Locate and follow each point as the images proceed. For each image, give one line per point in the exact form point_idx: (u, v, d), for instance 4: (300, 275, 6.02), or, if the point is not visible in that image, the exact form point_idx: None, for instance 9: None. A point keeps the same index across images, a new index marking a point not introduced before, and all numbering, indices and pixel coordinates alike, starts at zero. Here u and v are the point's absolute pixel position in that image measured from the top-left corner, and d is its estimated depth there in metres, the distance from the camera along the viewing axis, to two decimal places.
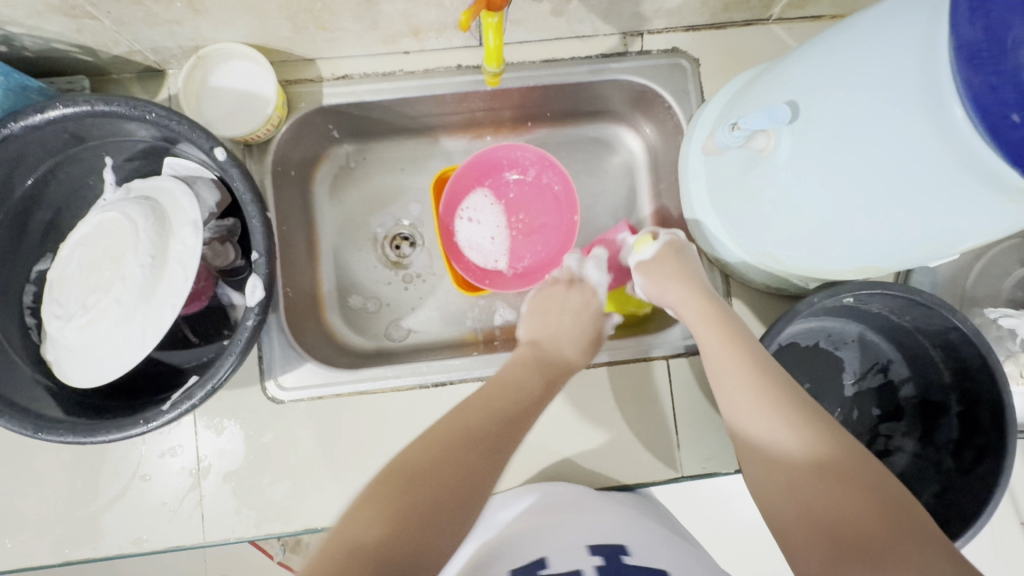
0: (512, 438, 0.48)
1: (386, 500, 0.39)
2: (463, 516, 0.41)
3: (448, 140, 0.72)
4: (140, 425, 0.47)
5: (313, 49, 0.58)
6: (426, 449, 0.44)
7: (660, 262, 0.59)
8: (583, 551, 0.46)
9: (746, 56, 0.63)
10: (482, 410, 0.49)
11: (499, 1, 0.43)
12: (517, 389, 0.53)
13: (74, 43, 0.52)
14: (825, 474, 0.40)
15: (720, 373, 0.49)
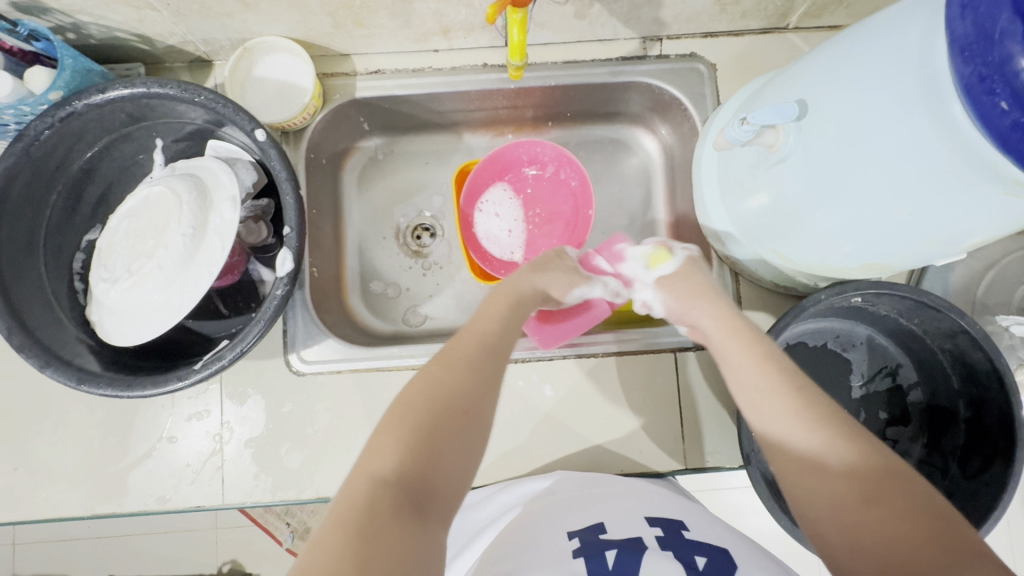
0: (503, 356, 0.48)
1: (404, 430, 0.40)
2: (467, 437, 0.42)
3: (471, 136, 0.75)
4: (173, 382, 0.50)
5: (349, 44, 0.62)
6: (433, 378, 0.44)
7: (680, 278, 0.57)
8: (642, 521, 0.48)
9: (761, 63, 0.65)
10: (471, 350, 0.47)
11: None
12: (491, 331, 0.49)
13: (134, 32, 0.57)
14: (847, 471, 0.40)
15: (743, 375, 0.48)
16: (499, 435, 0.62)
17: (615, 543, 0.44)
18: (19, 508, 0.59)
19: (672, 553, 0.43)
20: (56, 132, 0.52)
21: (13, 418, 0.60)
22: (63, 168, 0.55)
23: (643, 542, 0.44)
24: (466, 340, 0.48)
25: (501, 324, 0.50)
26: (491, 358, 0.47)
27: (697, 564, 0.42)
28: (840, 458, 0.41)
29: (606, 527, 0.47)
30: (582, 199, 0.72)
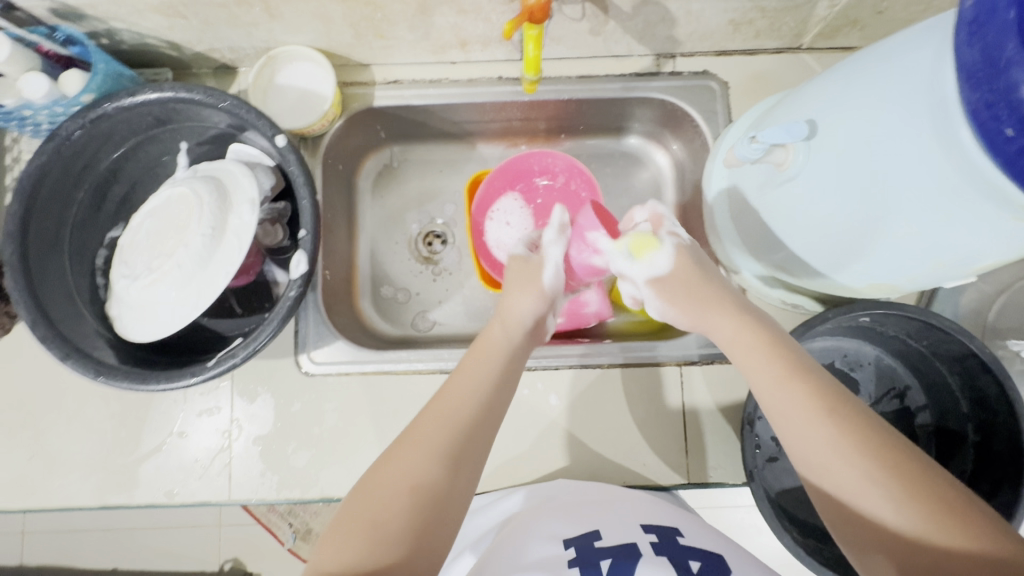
0: (477, 427, 0.46)
1: (387, 516, 0.39)
2: (454, 508, 0.42)
3: (485, 146, 0.77)
4: (187, 377, 0.51)
5: (370, 55, 0.64)
6: (398, 455, 0.43)
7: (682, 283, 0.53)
8: (637, 528, 0.48)
9: (773, 82, 0.66)
10: (442, 418, 0.45)
11: (539, 16, 0.47)
12: (470, 394, 0.47)
13: (164, 39, 0.59)
14: (902, 500, 0.38)
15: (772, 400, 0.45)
16: (503, 442, 0.62)
17: (610, 551, 0.45)
18: (31, 496, 0.60)
19: (667, 559, 0.43)
20: (86, 132, 0.54)
21: (31, 408, 0.62)
22: (91, 167, 0.57)
23: (637, 549, 0.45)
24: (457, 400, 0.47)
25: (478, 387, 0.48)
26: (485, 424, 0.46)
27: (691, 568, 0.43)
28: (890, 483, 0.39)
29: (602, 534, 0.47)
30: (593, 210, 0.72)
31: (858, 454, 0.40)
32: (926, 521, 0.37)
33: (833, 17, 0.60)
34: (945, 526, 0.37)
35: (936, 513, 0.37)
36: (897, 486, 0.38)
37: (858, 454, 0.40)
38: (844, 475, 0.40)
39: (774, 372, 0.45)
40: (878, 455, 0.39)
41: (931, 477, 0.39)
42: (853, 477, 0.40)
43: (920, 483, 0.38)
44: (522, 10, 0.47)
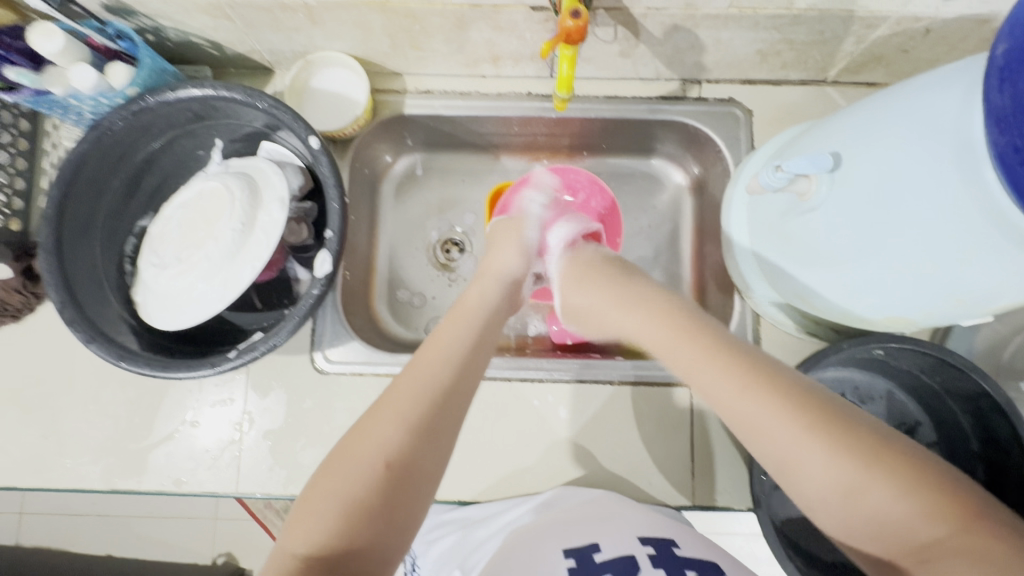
0: (449, 400, 0.44)
1: (358, 496, 0.38)
2: (425, 473, 0.41)
3: (508, 159, 0.78)
4: (207, 367, 0.52)
5: (403, 64, 0.66)
6: (362, 426, 0.42)
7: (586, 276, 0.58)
8: (635, 541, 0.48)
9: (798, 113, 0.67)
10: (405, 387, 0.44)
11: (576, 38, 0.48)
12: (441, 364, 0.46)
13: (207, 38, 0.61)
14: (842, 456, 0.37)
15: (701, 378, 0.44)
16: (511, 452, 0.63)
17: (609, 566, 0.44)
18: (42, 475, 0.61)
19: (665, 571, 0.43)
20: (126, 123, 0.56)
21: (48, 387, 0.63)
22: (128, 156, 0.59)
23: (636, 562, 0.45)
24: (427, 369, 0.45)
25: (449, 360, 0.47)
26: (456, 388, 0.45)
27: None
28: (852, 450, 0.37)
29: (600, 548, 0.47)
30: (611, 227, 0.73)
31: (819, 427, 0.38)
32: (889, 483, 0.36)
33: (859, 54, 0.61)
34: (910, 485, 0.36)
35: (897, 474, 0.36)
36: (850, 441, 0.38)
37: (808, 429, 0.38)
38: (801, 449, 0.38)
39: (700, 353, 0.45)
40: (836, 426, 0.38)
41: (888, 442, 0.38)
42: (809, 453, 0.38)
43: (855, 441, 0.38)
44: (559, 31, 0.48)
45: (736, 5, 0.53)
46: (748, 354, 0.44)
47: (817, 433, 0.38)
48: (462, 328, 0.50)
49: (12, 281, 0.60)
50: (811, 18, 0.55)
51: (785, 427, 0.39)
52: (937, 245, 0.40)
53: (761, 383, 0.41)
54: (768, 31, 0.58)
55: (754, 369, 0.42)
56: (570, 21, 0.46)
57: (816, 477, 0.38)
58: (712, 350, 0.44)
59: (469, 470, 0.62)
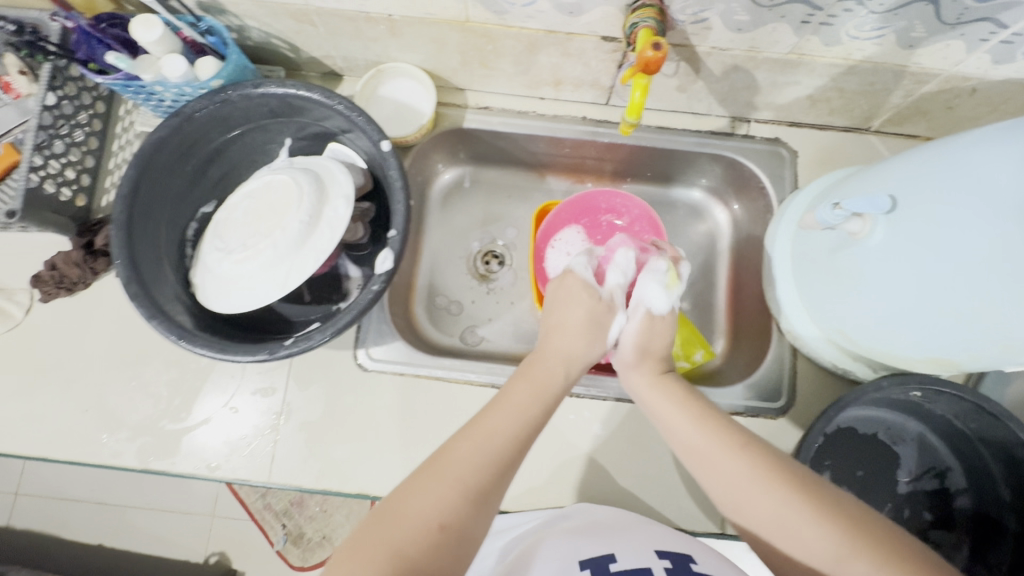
0: (500, 479, 0.44)
1: (411, 553, 0.38)
2: (476, 542, 0.41)
3: (553, 179, 0.81)
4: (263, 353, 0.53)
5: (468, 81, 0.68)
6: (420, 488, 0.42)
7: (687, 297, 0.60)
8: (651, 554, 0.47)
9: (840, 158, 0.70)
10: (473, 449, 0.44)
11: (654, 66, 0.48)
12: (507, 428, 0.46)
13: (287, 41, 0.64)
14: (812, 518, 0.39)
15: (682, 446, 0.47)
16: (543, 465, 0.63)
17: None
18: (78, 449, 0.61)
19: None
20: (208, 114, 0.58)
21: (92, 361, 0.64)
22: (202, 145, 0.61)
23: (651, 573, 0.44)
24: (491, 439, 0.45)
25: (516, 425, 0.47)
26: (511, 466, 0.45)
27: None
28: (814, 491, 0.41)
29: (616, 558, 0.47)
30: None
31: (780, 481, 0.41)
32: (864, 552, 0.37)
33: (905, 106, 0.64)
34: (883, 554, 0.36)
35: (868, 544, 0.37)
36: (822, 513, 0.39)
37: (783, 497, 0.40)
38: (778, 519, 0.40)
39: (680, 411, 0.49)
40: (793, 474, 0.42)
41: (858, 513, 0.39)
42: (787, 521, 0.40)
43: (818, 501, 0.40)
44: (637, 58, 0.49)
45: (797, 51, 0.56)
46: (734, 426, 0.46)
47: (780, 499, 0.40)
48: (527, 397, 0.50)
49: (75, 254, 0.62)
50: (865, 69, 0.58)
51: (767, 497, 0.41)
52: (988, 292, 0.41)
53: (721, 433, 0.46)
54: (821, 78, 0.61)
55: (730, 433, 0.46)
56: (650, 52, 0.47)
57: (798, 543, 0.39)
58: (702, 415, 0.47)
59: None
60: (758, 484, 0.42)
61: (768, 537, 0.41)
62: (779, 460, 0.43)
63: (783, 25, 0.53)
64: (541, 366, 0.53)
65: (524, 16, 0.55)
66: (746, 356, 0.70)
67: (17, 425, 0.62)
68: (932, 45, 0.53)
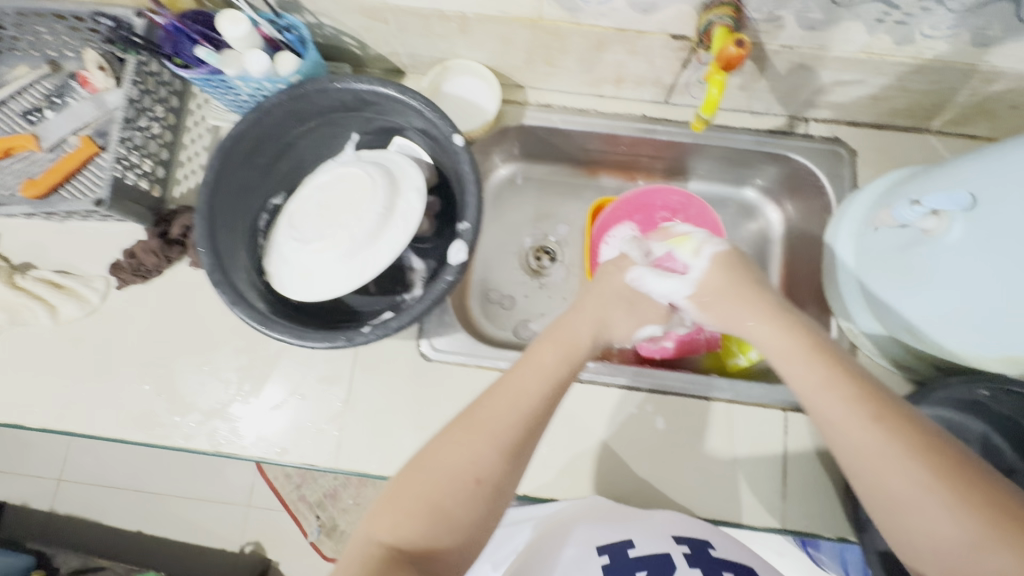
0: (524, 441, 0.44)
1: (445, 506, 0.41)
2: (508, 491, 0.43)
3: (605, 177, 0.82)
4: (342, 339, 0.54)
5: (529, 78, 0.70)
6: (451, 448, 0.43)
7: (715, 287, 0.56)
8: (669, 540, 0.51)
9: (900, 157, 0.70)
10: (503, 413, 0.45)
11: (737, 62, 0.49)
12: (529, 388, 0.47)
13: (357, 38, 0.66)
14: (956, 505, 0.36)
15: (814, 398, 0.44)
16: (603, 457, 0.64)
17: (645, 564, 0.48)
18: (152, 431, 0.63)
19: (701, 571, 0.47)
20: (285, 108, 0.60)
21: (165, 346, 0.66)
22: (277, 138, 0.63)
23: (670, 560, 0.48)
24: (515, 393, 0.46)
25: (536, 382, 0.47)
26: (537, 425, 0.46)
27: None
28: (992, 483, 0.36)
29: (635, 543, 0.50)
30: None
31: (942, 473, 0.37)
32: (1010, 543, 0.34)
33: (969, 106, 0.64)
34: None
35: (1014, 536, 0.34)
36: (966, 495, 0.36)
37: (934, 476, 0.37)
38: (912, 493, 0.37)
39: (819, 366, 0.45)
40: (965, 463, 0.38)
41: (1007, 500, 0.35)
42: (923, 498, 0.37)
43: (967, 484, 0.36)
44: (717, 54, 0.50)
45: (867, 49, 0.57)
46: (880, 390, 0.43)
47: (922, 474, 0.37)
48: (555, 357, 0.50)
49: (152, 243, 0.64)
50: (934, 68, 0.58)
51: (913, 471, 0.38)
52: None
53: (869, 395, 0.42)
54: (887, 78, 0.61)
55: (874, 397, 0.42)
56: (733, 49, 0.48)
57: (926, 521, 0.37)
58: (841, 375, 0.44)
59: (560, 470, 0.63)
60: (898, 450, 0.39)
61: (890, 509, 0.38)
62: (929, 431, 0.40)
63: (857, 24, 0.53)
64: (568, 329, 0.53)
65: (597, 15, 0.57)
66: None
67: (95, 407, 0.64)
68: (1006, 44, 0.53)
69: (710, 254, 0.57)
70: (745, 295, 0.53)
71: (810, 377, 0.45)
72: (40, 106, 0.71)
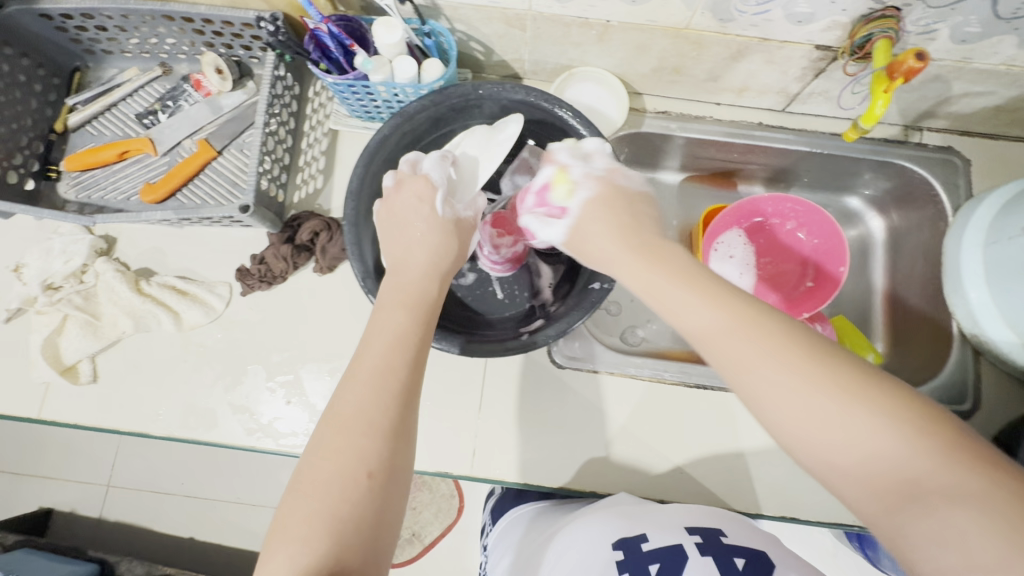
0: (399, 413, 0.42)
1: (346, 512, 0.38)
2: (401, 480, 0.41)
3: (707, 184, 0.83)
4: (502, 348, 0.55)
5: (652, 85, 0.70)
6: (349, 442, 0.40)
7: (606, 208, 0.49)
8: (682, 530, 0.53)
9: (1013, 166, 0.71)
10: (372, 388, 0.42)
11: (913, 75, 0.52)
12: (376, 353, 0.44)
13: (487, 44, 0.66)
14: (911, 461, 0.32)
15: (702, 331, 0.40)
16: (734, 463, 0.64)
17: (657, 557, 0.51)
18: (282, 439, 0.62)
19: (712, 561, 0.49)
20: (427, 114, 0.59)
21: (292, 353, 0.65)
22: (411, 144, 0.62)
23: (682, 550, 0.50)
24: (380, 357, 0.44)
25: (393, 345, 0.44)
26: (409, 397, 0.43)
27: (737, 565, 0.49)
28: (874, 392, 0.34)
29: (648, 537, 0.52)
30: (828, 256, 0.74)
31: (822, 396, 0.35)
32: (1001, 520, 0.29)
33: None
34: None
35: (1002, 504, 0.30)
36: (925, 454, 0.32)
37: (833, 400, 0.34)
38: (799, 419, 0.35)
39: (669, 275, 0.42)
40: (861, 373, 0.35)
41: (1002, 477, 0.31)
42: (857, 441, 0.33)
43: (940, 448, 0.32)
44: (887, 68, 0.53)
45: (1009, 62, 0.58)
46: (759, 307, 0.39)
47: (815, 402, 0.35)
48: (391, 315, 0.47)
49: (283, 249, 0.64)
50: None
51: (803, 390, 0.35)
52: None
53: (746, 312, 0.39)
54: (1018, 89, 0.62)
55: (760, 318, 0.38)
56: (914, 62, 0.51)
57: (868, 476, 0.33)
58: (716, 290, 0.40)
59: (692, 477, 0.64)
60: (780, 376, 0.36)
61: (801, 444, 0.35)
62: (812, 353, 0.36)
63: (1011, 37, 0.54)
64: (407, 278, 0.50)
65: (748, 25, 0.57)
66: (918, 365, 0.71)
67: (223, 414, 0.63)
68: None
69: (585, 197, 0.50)
70: (614, 232, 0.47)
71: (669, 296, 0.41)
72: (154, 109, 0.70)
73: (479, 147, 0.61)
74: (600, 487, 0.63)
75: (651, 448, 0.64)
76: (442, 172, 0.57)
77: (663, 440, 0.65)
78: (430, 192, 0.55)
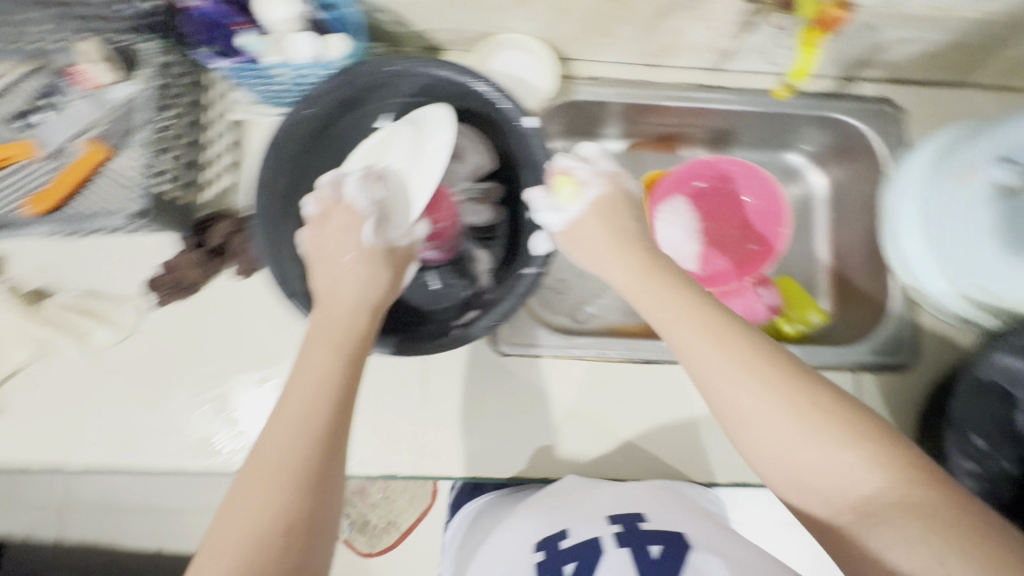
0: (323, 459, 0.39)
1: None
2: (326, 532, 0.38)
3: (648, 151, 0.80)
4: (435, 342, 0.52)
5: (580, 50, 0.66)
6: (266, 495, 0.37)
7: (609, 214, 0.55)
8: (604, 520, 0.52)
9: (944, 113, 0.71)
10: (292, 434, 0.39)
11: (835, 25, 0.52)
12: (300, 394, 0.41)
13: (397, 15, 0.60)
14: (860, 450, 0.37)
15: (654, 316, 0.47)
16: (686, 434, 0.64)
17: (574, 553, 0.50)
18: (214, 457, 0.59)
19: (627, 551, 0.49)
20: (335, 96, 0.54)
21: (217, 364, 0.61)
22: (323, 130, 0.57)
23: (599, 544, 0.50)
24: (305, 398, 0.41)
25: (316, 384, 0.42)
26: (334, 441, 0.40)
27: (651, 554, 0.48)
28: (767, 370, 0.41)
29: (568, 533, 0.51)
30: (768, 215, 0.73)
31: (796, 401, 0.40)
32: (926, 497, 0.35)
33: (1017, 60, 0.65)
34: (949, 499, 0.35)
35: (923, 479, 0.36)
36: (864, 445, 0.37)
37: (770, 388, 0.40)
38: (751, 412, 0.40)
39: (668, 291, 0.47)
40: (790, 370, 0.41)
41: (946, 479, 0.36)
42: (816, 440, 0.38)
43: (878, 443, 0.38)
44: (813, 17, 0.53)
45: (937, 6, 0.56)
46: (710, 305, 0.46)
47: (774, 397, 0.40)
48: (314, 352, 0.44)
49: (194, 256, 0.59)
50: (996, 24, 0.58)
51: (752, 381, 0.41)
52: None
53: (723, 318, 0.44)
54: (947, 34, 0.61)
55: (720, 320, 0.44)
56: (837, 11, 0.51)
57: (826, 463, 0.38)
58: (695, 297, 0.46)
59: (645, 452, 0.63)
60: (739, 372, 0.41)
61: (745, 435, 0.41)
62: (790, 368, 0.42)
63: None
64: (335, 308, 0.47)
65: None
66: (860, 319, 0.72)
67: (147, 437, 0.59)
68: None
69: (589, 200, 0.55)
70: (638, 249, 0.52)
71: (666, 307, 0.46)
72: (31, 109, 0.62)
73: (407, 156, 0.56)
74: (552, 471, 0.62)
75: (602, 428, 0.63)
76: (367, 196, 0.54)
77: (613, 418, 0.64)
78: (356, 222, 0.53)
